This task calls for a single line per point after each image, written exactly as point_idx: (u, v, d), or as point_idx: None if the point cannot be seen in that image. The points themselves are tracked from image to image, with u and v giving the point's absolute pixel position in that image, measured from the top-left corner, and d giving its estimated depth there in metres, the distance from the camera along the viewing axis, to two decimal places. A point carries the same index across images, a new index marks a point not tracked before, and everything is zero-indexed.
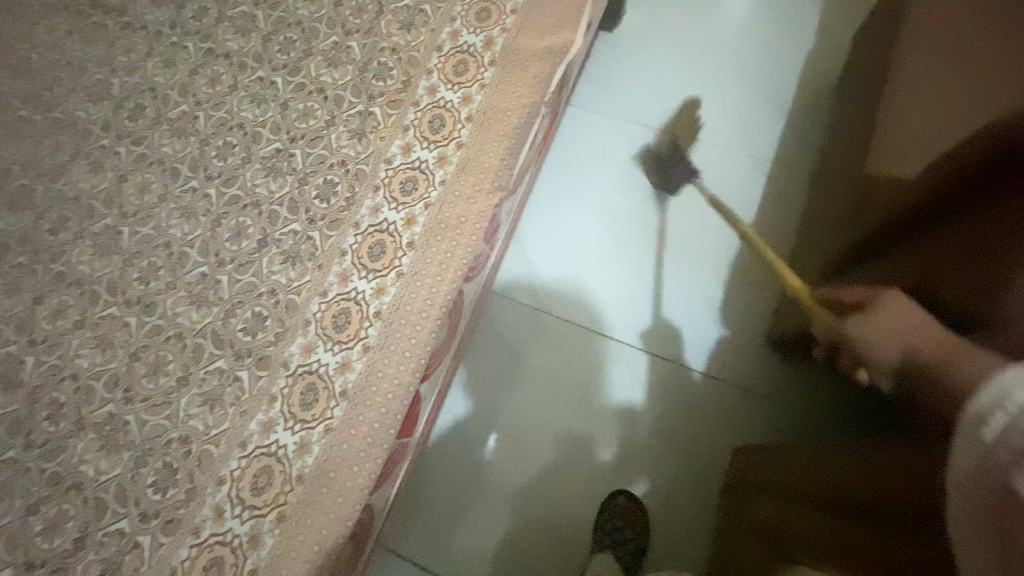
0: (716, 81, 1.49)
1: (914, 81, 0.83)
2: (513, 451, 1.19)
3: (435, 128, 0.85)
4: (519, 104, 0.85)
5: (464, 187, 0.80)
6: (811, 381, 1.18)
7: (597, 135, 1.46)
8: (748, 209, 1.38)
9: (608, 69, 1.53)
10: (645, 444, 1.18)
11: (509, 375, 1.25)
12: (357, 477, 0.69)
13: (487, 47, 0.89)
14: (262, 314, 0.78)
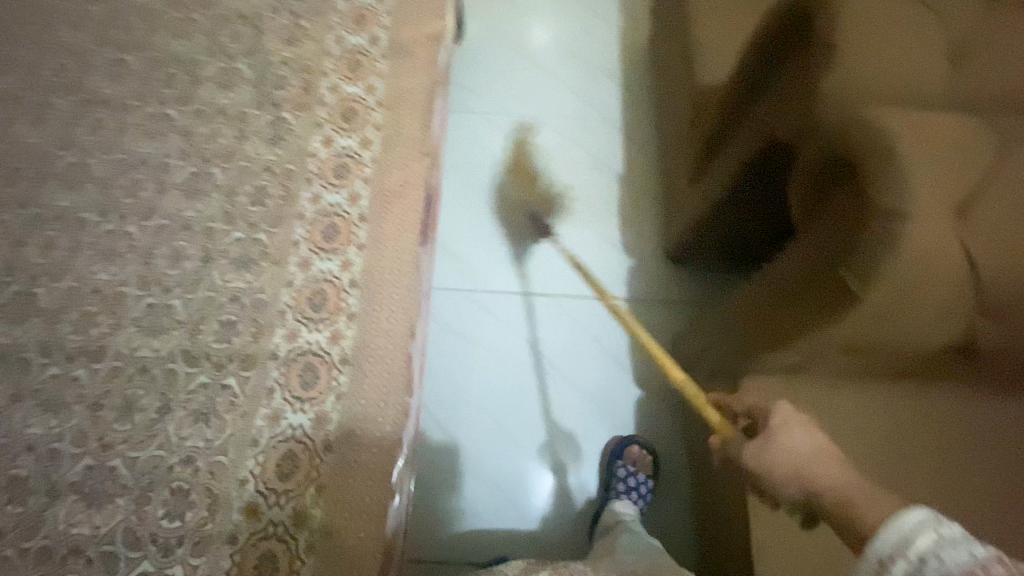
0: (557, 65, 1.75)
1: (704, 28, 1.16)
2: (493, 439, 1.32)
3: (349, 118, 0.92)
4: (419, 82, 0.95)
5: (395, 158, 0.88)
6: (703, 275, 1.47)
7: (475, 132, 1.66)
8: (617, 157, 1.62)
9: (467, 75, 1.74)
10: (600, 374, 1.38)
11: (459, 385, 1.37)
12: (385, 427, 0.72)
13: (374, 44, 0.99)
14: (230, 319, 0.77)
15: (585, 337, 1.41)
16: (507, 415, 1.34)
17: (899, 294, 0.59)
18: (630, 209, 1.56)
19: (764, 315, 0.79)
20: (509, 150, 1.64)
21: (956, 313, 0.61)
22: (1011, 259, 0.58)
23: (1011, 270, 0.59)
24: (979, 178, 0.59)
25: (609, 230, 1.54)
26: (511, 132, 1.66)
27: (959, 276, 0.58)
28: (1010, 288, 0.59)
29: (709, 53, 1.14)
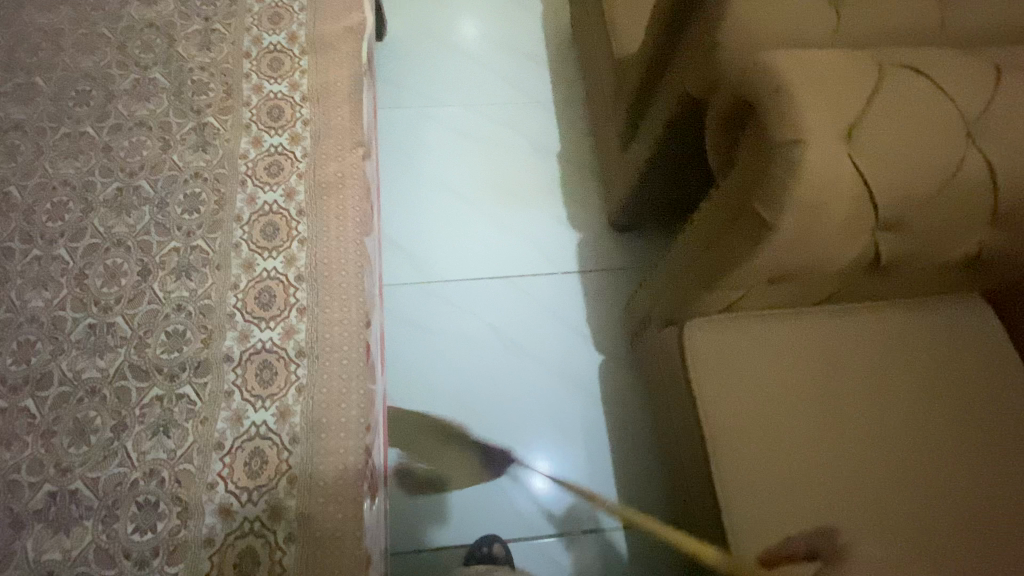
0: (485, 52, 1.78)
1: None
2: (470, 422, 1.34)
3: (275, 116, 0.91)
4: (343, 74, 0.96)
5: (328, 150, 0.89)
6: (648, 239, 1.53)
7: (412, 126, 1.67)
8: (554, 135, 1.66)
9: (396, 70, 1.75)
10: (561, 345, 1.43)
11: (424, 387, 1.37)
12: (350, 411, 0.73)
13: (292, 41, 0.98)
14: (178, 329, 0.76)
15: (542, 312, 1.46)
16: (474, 417, 1.35)
17: (807, 213, 0.64)
18: (571, 184, 1.60)
19: (700, 258, 0.85)
20: (447, 140, 1.65)
21: (858, 225, 0.67)
22: (903, 172, 0.64)
23: (902, 181, 0.64)
24: (864, 101, 0.65)
25: (553, 206, 1.58)
26: (447, 122, 1.68)
27: (855, 192, 0.64)
28: (903, 198, 0.65)
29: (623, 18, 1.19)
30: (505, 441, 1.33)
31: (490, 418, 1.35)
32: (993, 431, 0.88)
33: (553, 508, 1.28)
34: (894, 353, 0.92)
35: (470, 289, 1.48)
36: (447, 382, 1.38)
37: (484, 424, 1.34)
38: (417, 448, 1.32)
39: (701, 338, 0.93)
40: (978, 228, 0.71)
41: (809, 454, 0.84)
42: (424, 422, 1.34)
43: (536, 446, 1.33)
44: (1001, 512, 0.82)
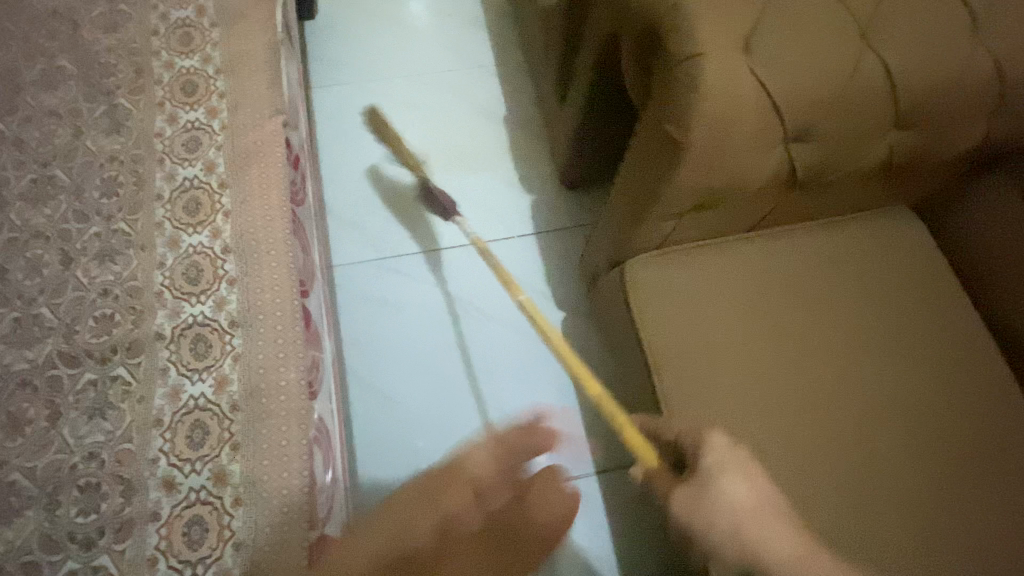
0: (420, 22, 1.75)
1: None
2: (438, 392, 1.35)
3: (189, 92, 0.89)
4: (256, 43, 0.93)
5: (245, 121, 0.87)
6: (598, 194, 1.53)
7: (352, 103, 1.64)
8: (496, 99, 1.65)
9: (332, 48, 1.71)
10: (523, 306, 1.43)
11: (390, 364, 1.37)
12: (289, 374, 0.73)
13: (201, 14, 0.95)
14: (106, 312, 0.75)
15: (502, 275, 1.46)
16: (442, 385, 1.35)
17: (716, 128, 0.66)
18: (519, 147, 1.59)
19: (631, 193, 0.87)
20: (390, 114, 1.63)
21: (766, 138, 0.69)
22: (803, 79, 0.66)
23: (804, 89, 0.66)
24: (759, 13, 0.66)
25: (503, 170, 1.57)
26: (388, 96, 1.65)
27: (759, 103, 0.66)
28: (806, 106, 0.67)
29: None
30: (480, 415, 1.34)
31: (458, 384, 1.36)
32: (923, 334, 0.92)
33: None
34: (827, 272, 0.95)
35: (428, 262, 1.47)
36: (412, 355, 1.38)
37: (453, 392, 1.35)
38: (386, 424, 1.32)
39: (643, 276, 0.94)
40: (883, 132, 0.73)
41: (750, 379, 0.88)
42: (398, 412, 1.33)
43: (514, 415, 1.34)
44: (931, 410, 0.87)
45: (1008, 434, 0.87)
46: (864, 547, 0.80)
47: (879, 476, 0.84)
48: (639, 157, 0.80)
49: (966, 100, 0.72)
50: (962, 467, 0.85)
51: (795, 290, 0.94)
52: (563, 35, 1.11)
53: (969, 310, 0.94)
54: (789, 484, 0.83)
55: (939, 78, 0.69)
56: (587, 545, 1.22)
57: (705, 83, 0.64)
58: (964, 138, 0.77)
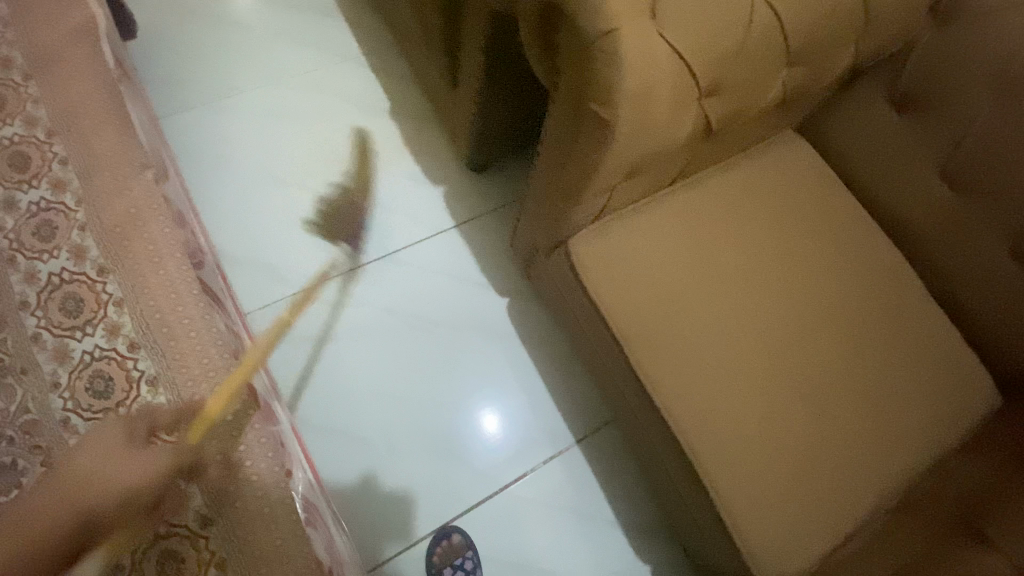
0: (264, 19, 1.56)
1: None
2: (405, 412, 1.29)
3: (21, 167, 0.72)
4: (92, 91, 0.78)
5: (107, 187, 0.73)
6: (506, 170, 1.50)
7: (213, 127, 1.45)
8: (374, 89, 1.53)
9: (170, 68, 1.48)
10: (463, 301, 1.39)
11: (343, 398, 1.28)
12: (259, 466, 0.65)
13: (7, 68, 0.77)
14: (2, 463, 0.60)
15: (435, 275, 1.41)
16: (405, 403, 1.30)
17: (639, 101, 0.66)
18: (413, 137, 1.50)
19: (560, 175, 0.86)
20: (261, 130, 1.46)
21: (684, 101, 0.70)
22: (709, 36, 0.67)
23: (710, 47, 0.67)
24: None
25: (405, 165, 1.48)
26: (252, 111, 1.47)
27: (674, 69, 0.66)
28: (714, 62, 0.68)
29: None
30: (452, 421, 1.30)
31: (422, 396, 1.31)
32: (840, 244, 1.02)
33: (516, 462, 1.28)
34: (749, 205, 1.02)
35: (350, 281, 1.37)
36: (363, 383, 1.30)
37: (420, 407, 1.30)
38: (360, 459, 1.25)
39: (589, 252, 0.96)
40: (778, 71, 0.77)
41: (705, 326, 0.95)
42: (370, 453, 1.25)
43: (487, 412, 1.31)
44: (859, 310, 0.99)
45: (920, 312, 1.00)
46: (832, 445, 0.91)
47: (831, 382, 0.94)
48: (563, 138, 0.79)
49: (839, 29, 0.77)
50: (894, 353, 0.97)
51: (727, 231, 1.00)
52: (441, 14, 1.04)
53: (861, 209, 1.05)
54: (759, 407, 0.92)
55: (818, 11, 0.73)
56: (592, 519, 1.26)
57: (619, 62, 0.63)
58: (841, 62, 0.84)
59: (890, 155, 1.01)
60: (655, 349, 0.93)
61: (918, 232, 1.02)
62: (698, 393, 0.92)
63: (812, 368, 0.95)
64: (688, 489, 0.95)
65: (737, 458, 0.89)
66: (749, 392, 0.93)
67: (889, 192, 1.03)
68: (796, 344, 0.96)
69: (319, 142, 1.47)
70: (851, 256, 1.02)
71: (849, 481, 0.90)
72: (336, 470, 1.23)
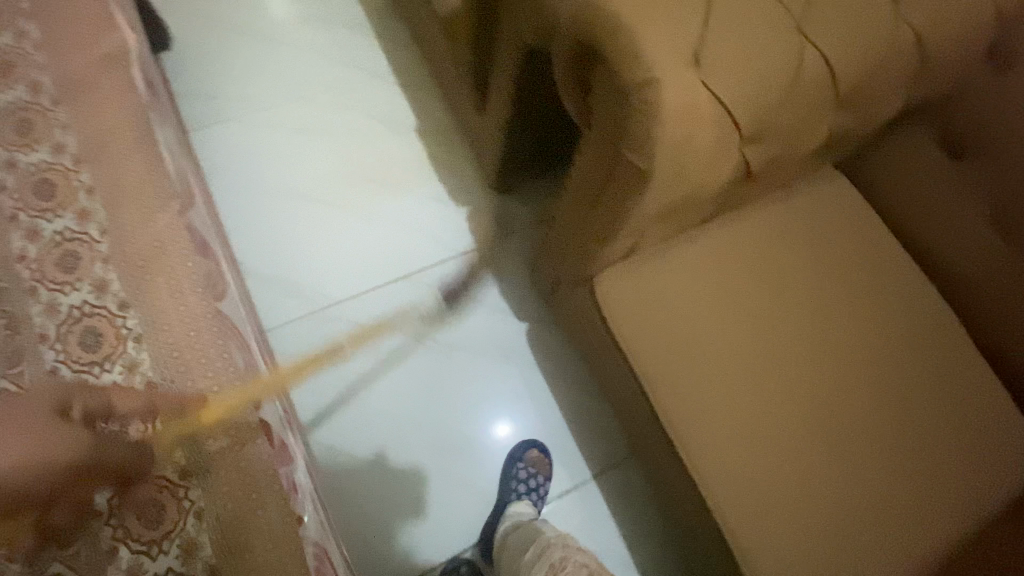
0: (295, 34, 1.56)
1: None
2: (416, 435, 1.27)
3: (46, 195, 0.72)
4: (121, 119, 0.78)
5: (133, 218, 0.72)
6: (532, 192, 1.47)
7: (239, 142, 1.46)
8: (402, 107, 1.52)
9: (200, 80, 1.50)
10: (483, 325, 1.37)
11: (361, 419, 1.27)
12: (269, 515, 0.64)
13: (36, 92, 0.77)
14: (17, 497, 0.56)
15: (455, 297, 1.39)
16: (418, 426, 1.28)
17: (678, 150, 0.63)
18: (438, 157, 1.49)
19: (590, 212, 0.83)
20: (287, 146, 1.46)
21: (724, 151, 0.67)
22: (757, 86, 0.63)
23: (755, 97, 0.64)
24: (702, 14, 0.61)
25: (431, 184, 1.47)
26: (279, 126, 1.48)
27: (715, 119, 0.63)
28: (759, 112, 0.65)
29: None
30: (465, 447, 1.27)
31: (435, 420, 1.29)
32: (880, 291, 0.97)
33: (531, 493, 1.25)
34: (784, 246, 0.97)
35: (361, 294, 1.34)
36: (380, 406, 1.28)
37: (433, 430, 1.28)
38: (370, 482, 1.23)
39: (616, 293, 0.92)
40: (827, 115, 0.73)
41: (736, 373, 0.91)
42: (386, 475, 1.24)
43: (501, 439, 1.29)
44: (900, 363, 0.94)
45: (964, 367, 0.95)
46: (865, 505, 0.87)
47: (869, 438, 0.90)
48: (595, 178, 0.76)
49: (892, 75, 0.73)
50: (932, 408, 0.92)
51: (761, 274, 0.96)
52: (472, 40, 1.02)
53: (903, 254, 1.00)
54: (789, 463, 0.88)
55: (874, 58, 0.69)
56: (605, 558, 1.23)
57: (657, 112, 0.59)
58: (891, 107, 0.79)
59: (938, 200, 0.96)
60: (681, 395, 0.89)
61: (964, 281, 0.97)
62: (725, 445, 0.88)
63: (848, 423, 0.90)
64: (708, 542, 0.91)
65: (763, 515, 0.85)
66: (780, 446, 0.88)
67: (935, 238, 0.98)
68: (830, 396, 0.91)
69: (343, 159, 1.47)
70: (889, 301, 0.97)
71: (881, 546, 0.85)
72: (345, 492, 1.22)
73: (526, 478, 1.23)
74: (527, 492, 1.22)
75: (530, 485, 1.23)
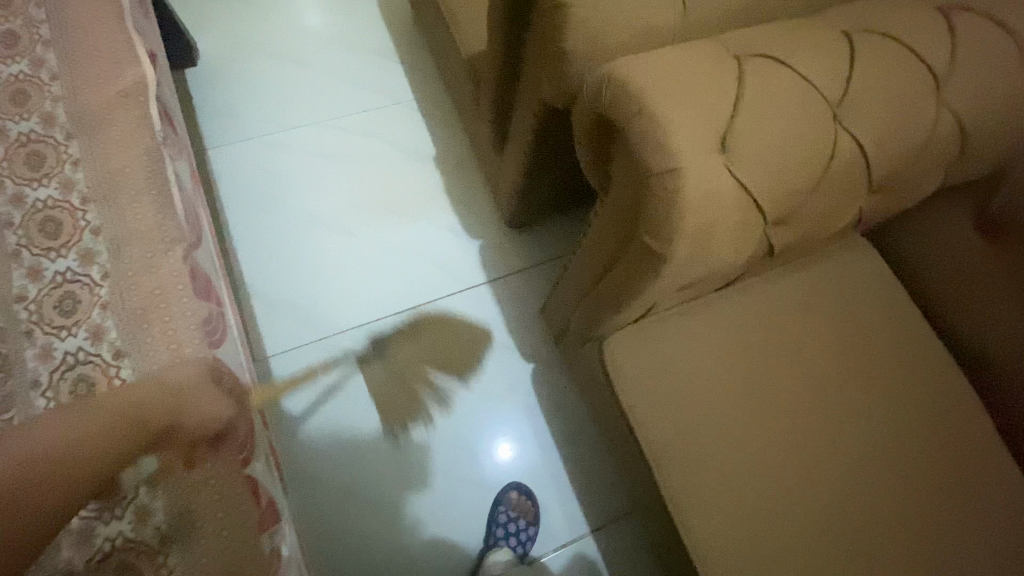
0: (321, 56, 1.57)
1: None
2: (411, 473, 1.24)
3: (51, 233, 0.71)
4: (131, 156, 0.76)
5: (135, 261, 0.71)
6: (547, 230, 1.45)
7: (256, 162, 1.46)
8: (421, 136, 1.51)
9: (222, 98, 1.51)
10: (488, 364, 1.34)
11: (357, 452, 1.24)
12: None
13: (50, 125, 0.77)
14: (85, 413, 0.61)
15: (462, 332, 1.36)
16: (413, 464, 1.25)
17: (697, 239, 0.59)
18: (454, 188, 1.47)
19: (606, 278, 0.80)
20: (303, 169, 1.46)
21: (748, 235, 0.64)
22: (786, 175, 0.60)
23: (784, 184, 0.60)
24: (733, 95, 0.58)
25: (445, 215, 1.45)
26: (298, 148, 1.47)
27: (740, 205, 0.59)
28: (786, 199, 0.62)
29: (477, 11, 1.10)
30: (460, 490, 1.24)
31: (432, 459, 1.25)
32: (908, 369, 0.91)
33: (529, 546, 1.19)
34: (810, 317, 0.92)
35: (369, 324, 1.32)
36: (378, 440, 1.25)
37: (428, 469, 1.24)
38: (360, 520, 1.20)
39: (626, 355, 0.89)
40: (859, 198, 0.69)
41: (752, 451, 0.85)
42: (379, 509, 1.21)
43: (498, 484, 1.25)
44: (929, 451, 0.87)
45: (1000, 460, 0.88)
46: None
47: (896, 535, 0.82)
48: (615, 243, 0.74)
49: (930, 162, 0.69)
50: (965, 503, 0.85)
51: (783, 345, 0.91)
52: (494, 88, 1.01)
53: (932, 332, 0.95)
54: (809, 553, 0.81)
55: (912, 145, 0.66)
56: None
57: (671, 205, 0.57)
58: (928, 189, 0.75)
59: (972, 282, 0.91)
60: (687, 469, 0.84)
61: (998, 367, 0.91)
62: (737, 529, 0.81)
63: (875, 513, 0.83)
64: None
65: None
66: (800, 536, 0.81)
67: (967, 319, 0.93)
68: (856, 482, 0.85)
69: (359, 185, 1.46)
70: (919, 379, 0.91)
71: None
72: (335, 528, 1.19)
73: (506, 522, 1.19)
74: (506, 536, 1.18)
75: (510, 529, 1.19)
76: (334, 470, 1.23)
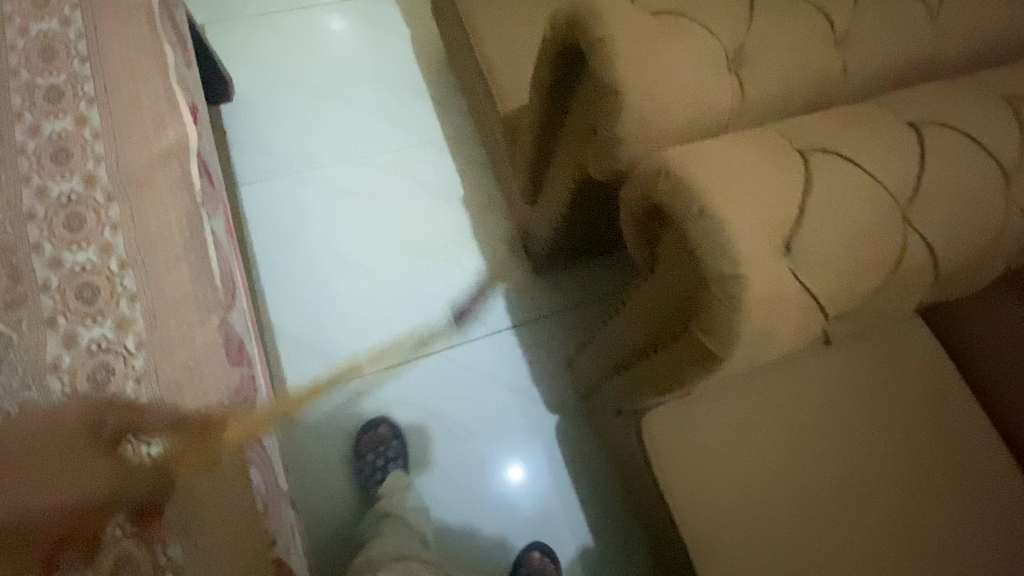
0: (352, 93, 1.57)
1: (499, 48, 1.11)
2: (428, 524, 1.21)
3: (88, 299, 0.70)
4: (170, 220, 0.76)
5: (169, 332, 0.70)
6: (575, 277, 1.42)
7: (284, 199, 1.46)
8: (449, 176, 1.50)
9: (253, 134, 1.51)
10: (510, 413, 1.31)
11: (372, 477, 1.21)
12: None
13: (91, 185, 0.77)
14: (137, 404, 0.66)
15: (483, 380, 1.34)
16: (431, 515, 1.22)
17: (756, 341, 0.57)
18: (481, 230, 1.46)
19: (647, 354, 0.78)
20: (331, 207, 1.46)
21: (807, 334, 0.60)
22: (850, 277, 0.57)
23: (847, 287, 0.57)
24: (800, 195, 0.56)
25: (470, 257, 1.44)
26: (326, 186, 1.47)
27: (801, 309, 0.56)
28: (849, 299, 0.59)
29: (521, 66, 1.10)
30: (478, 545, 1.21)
31: (450, 511, 1.23)
32: (953, 434, 0.86)
33: None
34: (866, 397, 0.86)
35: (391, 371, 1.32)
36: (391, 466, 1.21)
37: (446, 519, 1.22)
38: None
39: (666, 433, 0.83)
40: (922, 293, 0.65)
41: (801, 542, 0.79)
42: None
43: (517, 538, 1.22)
44: (989, 546, 0.81)
45: None
46: None
47: None
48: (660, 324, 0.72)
49: (999, 257, 0.66)
50: None
51: (835, 425, 0.85)
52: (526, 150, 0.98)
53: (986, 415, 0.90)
54: None
55: (983, 243, 0.62)
56: None
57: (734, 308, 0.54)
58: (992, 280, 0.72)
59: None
60: (715, 535, 0.79)
61: None
62: None
63: None
64: None
65: None
66: None
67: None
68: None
69: (385, 225, 1.45)
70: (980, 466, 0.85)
71: None
72: None
73: None
74: None
75: None
76: (350, 519, 1.21)
